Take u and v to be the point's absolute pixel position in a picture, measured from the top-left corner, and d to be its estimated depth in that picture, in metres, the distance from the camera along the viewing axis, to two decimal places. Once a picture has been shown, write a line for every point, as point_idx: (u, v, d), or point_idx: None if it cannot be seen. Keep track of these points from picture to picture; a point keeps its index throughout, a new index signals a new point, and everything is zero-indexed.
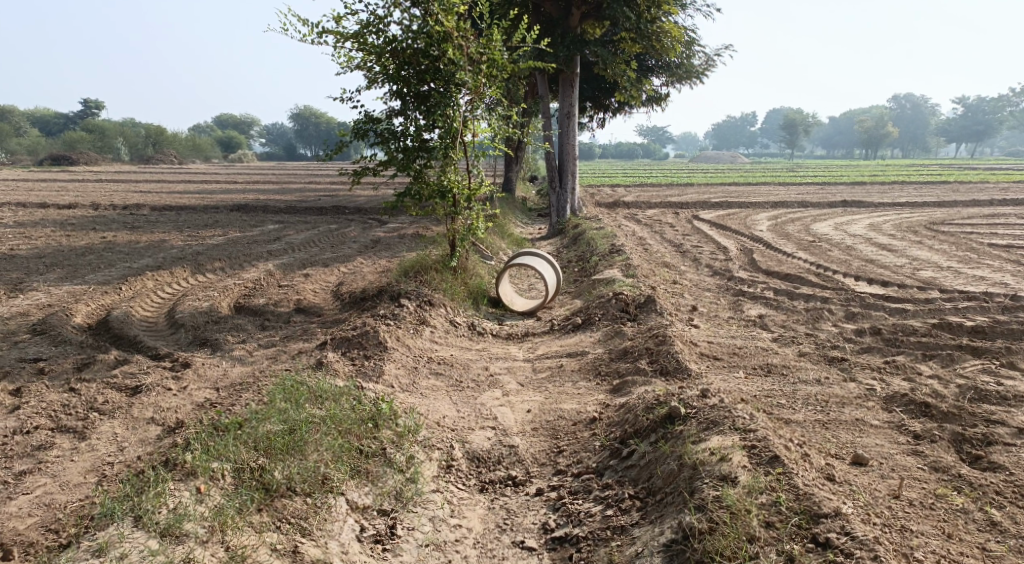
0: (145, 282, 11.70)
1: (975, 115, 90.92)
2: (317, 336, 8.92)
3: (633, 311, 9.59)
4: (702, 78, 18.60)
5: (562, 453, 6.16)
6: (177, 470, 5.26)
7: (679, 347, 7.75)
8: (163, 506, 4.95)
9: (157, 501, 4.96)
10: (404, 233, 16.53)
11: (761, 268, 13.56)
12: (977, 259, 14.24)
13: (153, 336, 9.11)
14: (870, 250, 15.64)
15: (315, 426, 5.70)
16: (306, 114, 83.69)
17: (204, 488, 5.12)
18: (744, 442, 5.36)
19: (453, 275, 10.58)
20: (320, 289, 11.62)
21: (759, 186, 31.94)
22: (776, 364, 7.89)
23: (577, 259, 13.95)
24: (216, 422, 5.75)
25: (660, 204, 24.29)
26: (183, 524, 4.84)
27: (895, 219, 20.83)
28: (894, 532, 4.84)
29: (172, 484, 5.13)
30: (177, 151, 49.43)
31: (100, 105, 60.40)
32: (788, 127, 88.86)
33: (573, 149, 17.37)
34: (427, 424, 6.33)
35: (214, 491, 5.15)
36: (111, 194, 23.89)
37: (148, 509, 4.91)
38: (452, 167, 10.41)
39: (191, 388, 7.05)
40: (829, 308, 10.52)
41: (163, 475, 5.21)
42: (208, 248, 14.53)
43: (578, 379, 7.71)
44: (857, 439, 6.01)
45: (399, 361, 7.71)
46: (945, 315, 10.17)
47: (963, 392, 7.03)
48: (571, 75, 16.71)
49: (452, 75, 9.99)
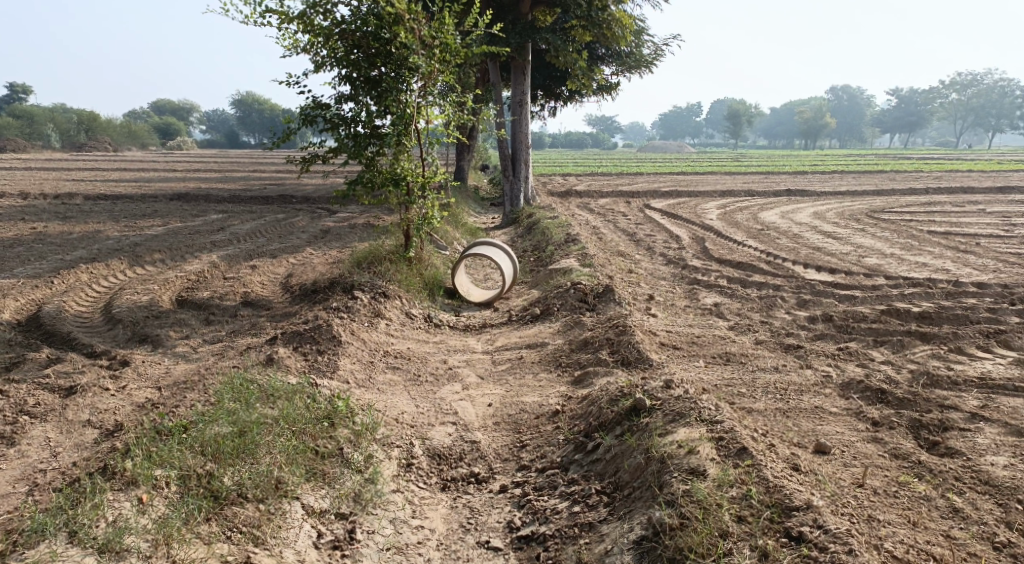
0: (79, 275, 11.24)
1: (910, 105, 93.17)
2: (265, 330, 8.64)
3: (591, 301, 9.48)
4: (652, 67, 18.56)
5: (525, 448, 6.01)
6: (117, 479, 4.96)
7: (639, 337, 7.66)
8: (101, 519, 4.66)
9: (95, 514, 4.66)
10: (353, 223, 16.22)
11: (714, 256, 13.59)
12: (919, 246, 14.48)
13: (89, 333, 8.72)
14: (817, 238, 15.80)
15: (267, 427, 5.44)
16: (247, 101, 82.09)
17: (147, 498, 4.83)
18: (712, 434, 5.27)
19: (407, 266, 10.36)
20: (268, 281, 11.30)
21: (706, 175, 32.20)
22: (735, 352, 7.84)
23: (532, 249, 13.81)
24: (159, 426, 5.45)
25: (611, 193, 24.29)
26: (123, 538, 4.55)
27: (838, 207, 21.16)
28: (863, 522, 4.79)
29: (112, 495, 4.83)
30: (112, 137, 48.04)
31: (29, 90, 58.38)
32: (732, 117, 89.83)
33: (525, 137, 17.22)
34: (384, 421, 6.14)
35: (157, 501, 4.86)
36: (42, 183, 23.07)
37: (85, 523, 4.60)
38: (405, 155, 10.17)
39: (130, 389, 6.73)
40: (782, 296, 10.55)
41: (101, 485, 4.91)
42: (147, 240, 14.05)
43: (538, 371, 7.58)
44: (819, 427, 5.95)
45: (354, 356, 7.49)
46: (893, 301, 10.27)
47: (917, 377, 7.04)
48: (522, 63, 16.53)
49: (404, 59, 9.71)
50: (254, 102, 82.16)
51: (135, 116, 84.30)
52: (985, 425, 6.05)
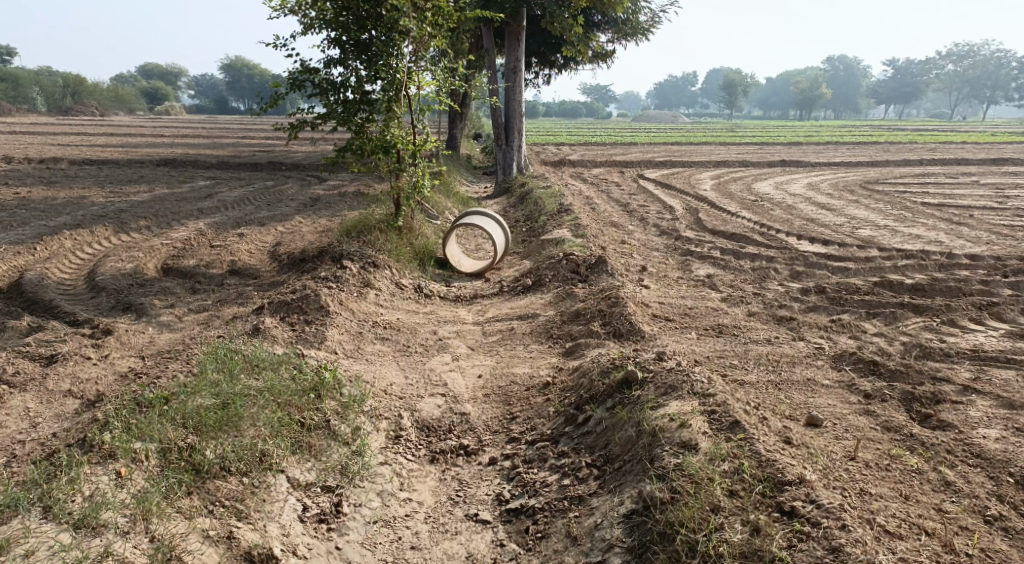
0: (63, 242, 11.07)
1: (905, 76, 92.72)
2: (252, 300, 8.52)
3: (583, 272, 9.38)
4: (648, 34, 18.33)
5: (514, 420, 5.94)
6: (95, 452, 4.85)
7: (631, 309, 7.57)
8: (77, 494, 4.54)
9: (71, 489, 4.54)
10: (343, 191, 16.04)
11: (707, 227, 13.48)
12: (913, 218, 14.40)
13: (72, 300, 8.57)
14: (810, 209, 15.71)
15: (252, 399, 5.33)
16: (237, 66, 81.12)
17: (125, 472, 4.72)
18: (704, 408, 5.20)
19: (397, 235, 10.23)
20: (256, 250, 11.15)
21: (701, 146, 31.98)
22: (727, 324, 7.76)
23: (524, 219, 13.68)
24: (139, 397, 5.32)
25: (604, 163, 24.10)
26: (100, 513, 4.44)
27: (832, 179, 21.04)
28: (855, 496, 4.74)
29: (89, 468, 4.72)
30: (99, 102, 47.43)
31: (14, 53, 57.52)
32: (726, 88, 89.32)
33: (518, 104, 17.02)
34: (372, 392, 6.05)
35: (136, 475, 4.75)
36: (28, 147, 22.75)
37: (60, 498, 4.49)
38: (395, 122, 9.99)
39: (113, 359, 6.62)
40: (775, 268, 10.47)
41: (79, 458, 4.80)
42: (133, 206, 13.85)
43: (529, 342, 7.49)
44: (811, 400, 5.87)
45: (343, 326, 7.38)
46: (886, 273, 10.20)
47: (909, 349, 6.98)
48: (516, 29, 16.29)
49: (395, 23, 9.52)
50: (243, 67, 81.20)
51: (123, 81, 83.22)
52: (977, 398, 6.00)
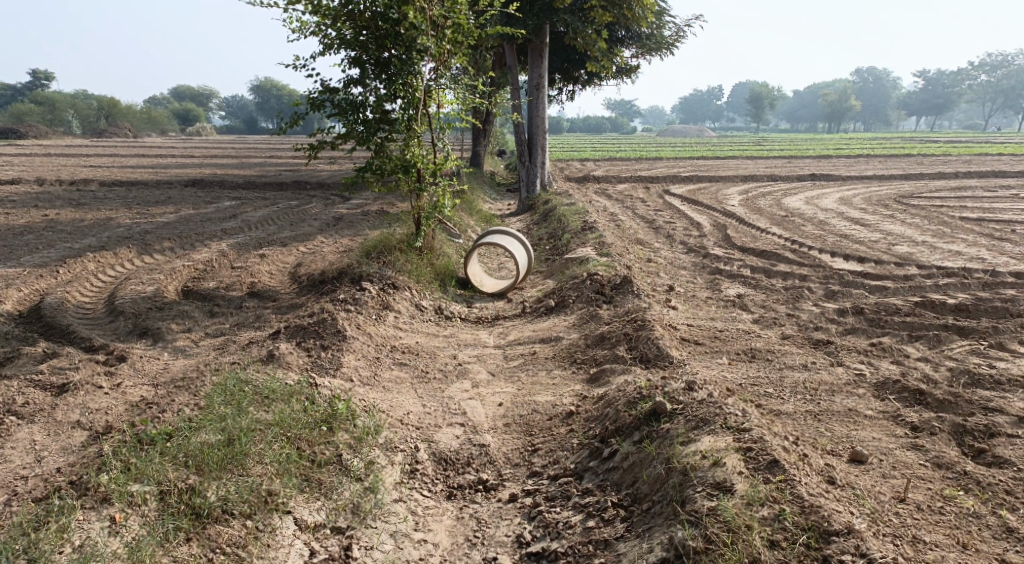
0: (85, 263, 11.00)
1: (936, 87, 91.47)
2: (270, 324, 8.34)
3: (608, 293, 9.10)
4: (673, 48, 18.08)
5: (536, 452, 5.67)
6: (89, 496, 4.67)
7: (659, 332, 7.28)
8: (66, 543, 4.37)
9: (60, 538, 4.37)
10: (366, 210, 15.91)
11: (736, 244, 13.16)
12: (951, 233, 13.97)
13: (89, 325, 8.45)
14: (843, 224, 15.31)
15: (259, 435, 5.12)
16: (265, 86, 81.97)
17: (119, 518, 4.54)
18: (739, 445, 4.89)
19: (417, 256, 10.03)
20: (276, 271, 11.00)
21: (729, 160, 31.58)
22: (760, 348, 7.43)
23: (548, 237, 13.43)
24: (141, 433, 5.14)
25: (630, 179, 23.82)
26: None
27: (864, 193, 20.59)
28: (908, 546, 4.41)
29: (81, 515, 4.55)
30: (131, 122, 48.02)
31: (49, 76, 58.48)
32: (753, 101, 88.69)
33: (542, 121, 16.83)
34: (389, 423, 5.81)
35: (132, 520, 4.56)
36: (59, 168, 22.94)
37: (48, 549, 4.31)
38: (415, 140, 9.81)
39: (125, 387, 6.44)
40: (808, 287, 10.11)
41: (72, 503, 4.62)
42: (157, 227, 13.80)
43: (552, 368, 7.23)
44: (853, 432, 5.53)
45: (360, 352, 7.16)
46: (926, 293, 9.81)
47: (956, 376, 6.61)
48: (539, 45, 16.13)
49: (413, 41, 9.34)
50: (271, 87, 82.01)
51: (154, 102, 84.35)
52: None
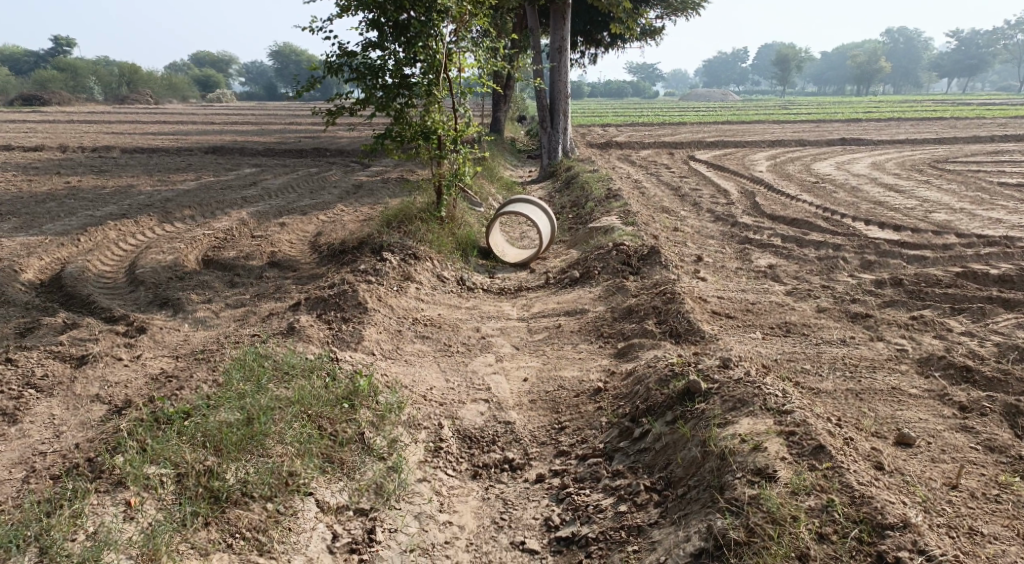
0: (105, 232, 10.88)
1: (966, 50, 89.44)
2: (290, 294, 8.18)
3: (635, 264, 8.84)
4: (700, 9, 17.62)
5: (563, 431, 5.48)
6: (104, 479, 4.54)
7: (689, 306, 7.04)
8: (79, 531, 4.23)
9: (74, 524, 4.23)
10: (387, 177, 15.69)
11: (766, 213, 12.82)
12: (989, 200, 13.55)
13: (109, 295, 8.32)
14: (876, 191, 14.90)
15: (278, 414, 4.97)
16: (285, 51, 81.46)
17: (135, 502, 4.40)
18: (780, 428, 4.66)
19: (439, 225, 9.81)
20: (297, 240, 10.83)
21: (755, 125, 30.97)
22: (795, 322, 7.17)
23: (572, 205, 13.14)
24: (158, 412, 4.98)
25: (654, 145, 23.40)
26: (103, 554, 4.10)
27: (896, 158, 20.08)
28: (964, 539, 4.19)
29: (96, 499, 4.41)
30: (152, 89, 47.92)
31: (71, 43, 58.47)
32: (778, 65, 87.15)
33: (565, 86, 16.47)
34: (412, 399, 5.64)
35: (147, 504, 4.43)
36: (81, 135, 22.86)
37: (60, 537, 4.16)
38: (436, 106, 9.56)
39: (144, 360, 6.30)
40: (843, 257, 9.79)
41: (86, 487, 4.49)
42: (178, 195, 13.65)
43: (578, 341, 7.01)
44: (897, 413, 5.28)
45: (381, 324, 6.98)
46: (967, 263, 9.48)
47: (1004, 352, 6.33)
48: (562, 7, 15.75)
49: (433, 2, 9.07)
50: (291, 52, 81.50)
51: (175, 68, 84.15)
52: None
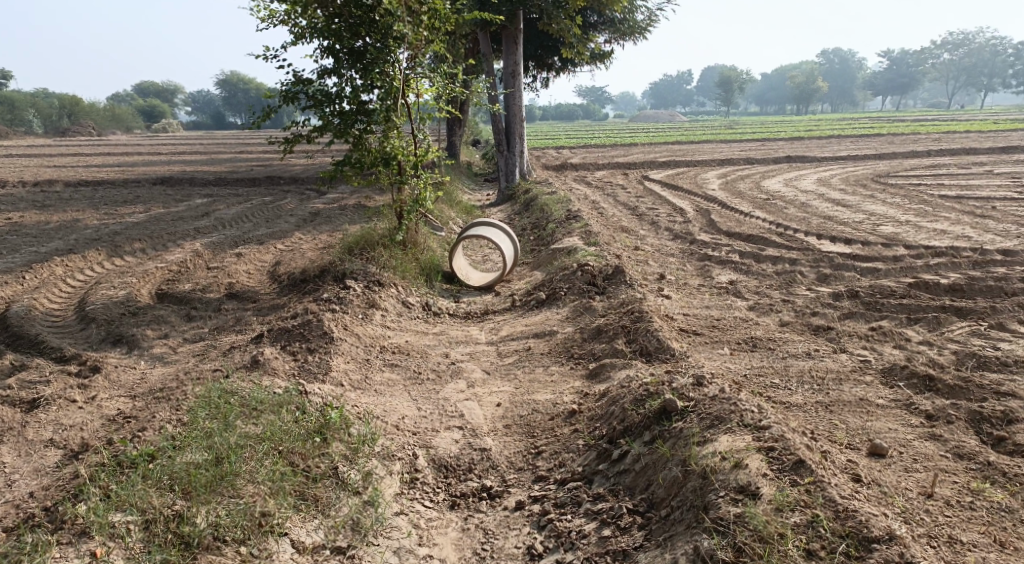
0: (53, 268, 10.60)
1: (902, 67, 92.16)
2: (251, 326, 8.03)
3: (600, 284, 8.85)
4: (647, 32, 17.88)
5: (540, 455, 5.42)
6: (67, 530, 4.40)
7: (657, 324, 7.06)
8: None
9: None
10: (343, 204, 15.57)
11: (722, 229, 12.98)
12: (934, 212, 13.88)
13: (60, 334, 8.09)
14: (825, 206, 15.19)
15: (250, 451, 4.84)
16: (232, 80, 80.71)
17: (101, 552, 4.27)
18: (760, 444, 4.68)
19: (401, 251, 9.74)
20: (254, 270, 10.66)
21: (703, 144, 31.45)
22: (761, 337, 7.22)
23: (531, 227, 13.17)
24: (122, 455, 4.83)
25: (607, 165, 23.60)
26: None
27: (842, 173, 20.52)
28: (945, 548, 4.23)
29: (58, 552, 4.28)
30: (95, 121, 47.11)
31: (8, 76, 57.29)
32: (723, 84, 88.84)
33: (519, 109, 16.54)
34: (384, 430, 5.55)
35: (114, 554, 4.30)
36: (22, 169, 22.32)
37: None
38: (395, 131, 9.51)
39: (100, 401, 6.12)
40: (800, 271, 9.94)
41: (47, 539, 4.35)
42: (128, 228, 13.38)
43: (548, 364, 6.97)
44: (868, 424, 5.33)
45: (348, 354, 6.87)
46: (919, 274, 9.67)
47: (963, 360, 6.44)
48: (514, 31, 15.87)
49: (389, 28, 9.06)
50: (239, 81, 80.84)
51: (119, 100, 82.85)
52: None
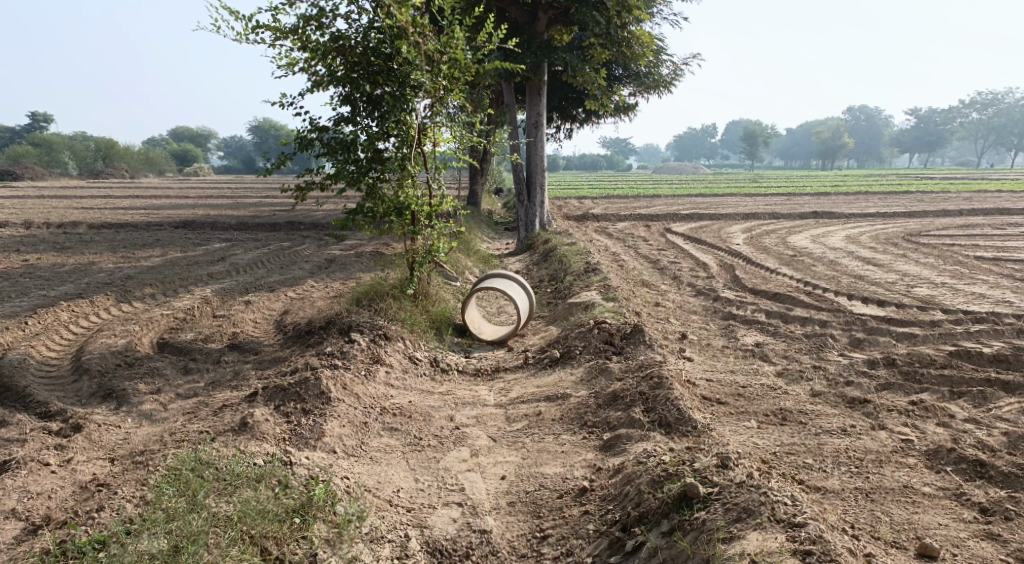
0: (58, 314, 10.29)
1: (929, 124, 91.74)
2: (249, 382, 7.61)
3: (618, 343, 8.35)
4: (671, 86, 17.61)
5: (546, 540, 4.98)
6: None
7: (678, 392, 6.53)
8: None
9: None
10: (360, 251, 15.26)
11: (747, 286, 12.49)
12: (970, 274, 13.32)
13: (50, 386, 7.72)
14: (856, 264, 14.67)
15: (216, 537, 4.40)
16: (263, 125, 81.86)
17: None
18: (794, 546, 4.24)
19: (411, 303, 9.32)
20: (262, 319, 10.29)
21: (727, 197, 31.08)
22: (791, 409, 6.67)
23: (549, 279, 12.73)
24: (68, 545, 4.43)
25: (630, 216, 23.22)
26: None
27: (871, 230, 20.00)
28: None
29: None
30: (129, 164, 47.62)
31: (49, 119, 58.24)
32: (747, 139, 88.85)
33: (541, 160, 16.23)
34: (375, 507, 5.15)
35: None
36: (50, 210, 22.34)
37: None
38: (410, 180, 9.17)
39: (75, 465, 5.74)
40: (832, 334, 9.40)
41: None
42: (141, 272, 13.11)
43: (560, 432, 6.46)
44: (914, 517, 4.81)
45: (345, 417, 6.41)
46: (959, 341, 9.12)
47: (1016, 443, 5.87)
48: (537, 83, 15.61)
49: (406, 77, 8.74)
50: (269, 126, 81.93)
51: (153, 143, 84.10)
52: None
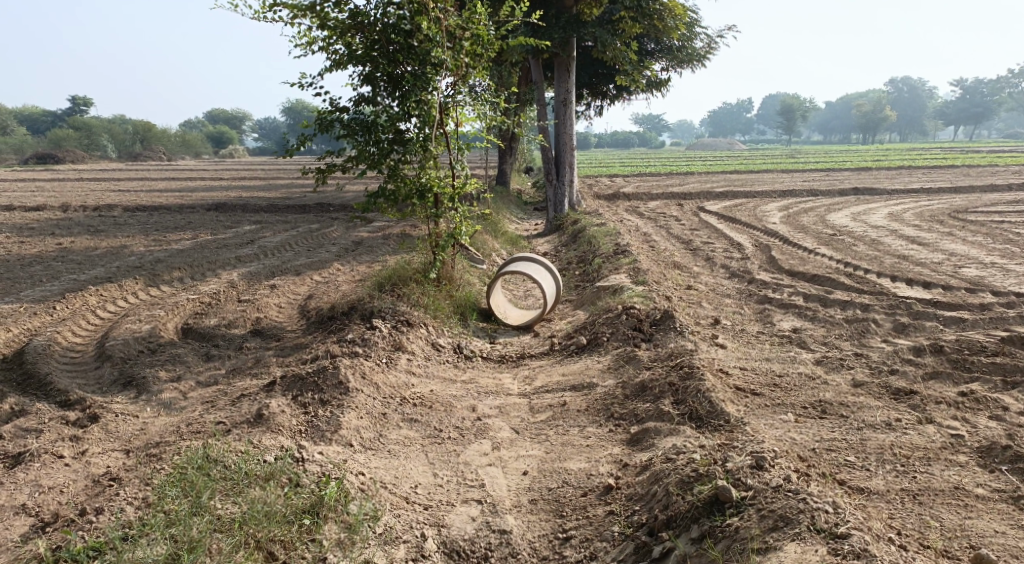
0: (86, 298, 10.21)
1: (973, 97, 89.31)
2: (269, 369, 7.44)
3: (647, 329, 8.05)
4: (705, 60, 17.15)
5: (569, 541, 4.76)
6: None
7: (710, 382, 6.22)
8: None
9: None
10: (388, 233, 15.06)
11: (784, 268, 12.08)
12: (1020, 253, 12.77)
13: (72, 373, 7.59)
14: (898, 244, 14.15)
15: (222, 541, 4.32)
16: (298, 107, 82.11)
17: None
18: (836, 558, 3.97)
19: (436, 287, 9.09)
20: (286, 304, 10.13)
21: (763, 174, 30.42)
22: (831, 401, 6.34)
23: (578, 261, 12.41)
24: (63, 551, 4.36)
25: (663, 195, 22.76)
26: None
27: (914, 207, 19.37)
28: None
29: None
30: (165, 146, 47.90)
31: (88, 102, 58.77)
32: (784, 114, 87.22)
33: (570, 138, 15.87)
34: (391, 504, 4.98)
35: None
36: (86, 193, 22.42)
37: None
38: (432, 162, 8.90)
39: (90, 457, 5.63)
40: (874, 319, 9.01)
41: None
42: (170, 255, 13.02)
43: (585, 425, 6.19)
44: (966, 523, 4.51)
45: (364, 408, 6.20)
46: (1010, 326, 8.69)
47: None
48: (566, 60, 15.23)
49: (428, 54, 8.47)
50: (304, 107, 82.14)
51: (189, 126, 84.63)
52: None
